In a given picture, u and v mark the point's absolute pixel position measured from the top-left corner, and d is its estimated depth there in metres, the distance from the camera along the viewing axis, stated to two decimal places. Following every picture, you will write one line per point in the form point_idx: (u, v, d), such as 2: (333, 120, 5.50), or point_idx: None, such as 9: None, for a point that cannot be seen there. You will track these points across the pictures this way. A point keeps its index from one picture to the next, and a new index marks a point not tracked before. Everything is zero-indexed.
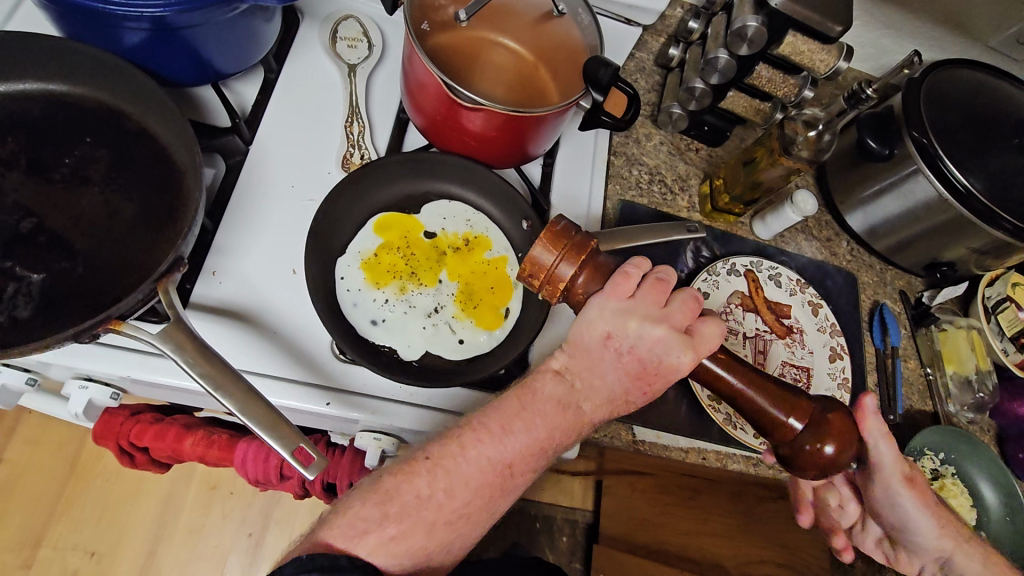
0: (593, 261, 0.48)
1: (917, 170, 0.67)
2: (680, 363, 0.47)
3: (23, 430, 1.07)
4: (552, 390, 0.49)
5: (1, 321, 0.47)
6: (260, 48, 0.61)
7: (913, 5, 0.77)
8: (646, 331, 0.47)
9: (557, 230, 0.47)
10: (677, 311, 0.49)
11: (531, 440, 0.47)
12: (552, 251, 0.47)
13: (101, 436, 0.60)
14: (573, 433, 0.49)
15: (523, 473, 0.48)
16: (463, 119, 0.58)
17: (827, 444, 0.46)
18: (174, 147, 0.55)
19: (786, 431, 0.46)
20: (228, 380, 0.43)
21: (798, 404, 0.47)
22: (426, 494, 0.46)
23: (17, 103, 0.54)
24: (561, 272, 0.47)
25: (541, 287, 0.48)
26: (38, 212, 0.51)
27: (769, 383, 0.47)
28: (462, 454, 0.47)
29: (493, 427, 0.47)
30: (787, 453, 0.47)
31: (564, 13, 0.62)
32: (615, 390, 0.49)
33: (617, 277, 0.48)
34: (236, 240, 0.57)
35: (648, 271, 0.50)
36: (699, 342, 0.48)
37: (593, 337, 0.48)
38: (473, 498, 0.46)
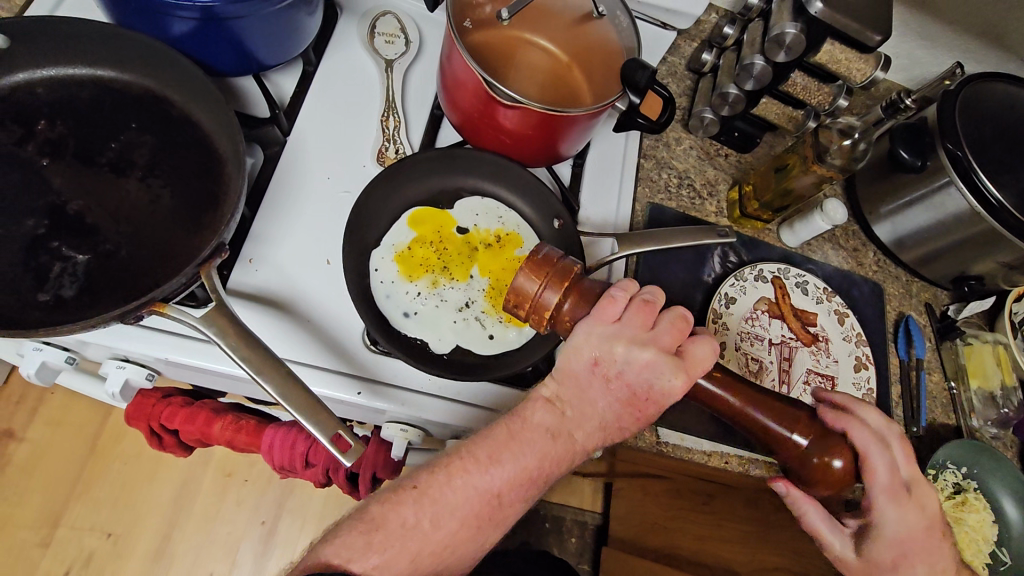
0: (578, 286, 0.46)
1: (950, 182, 0.67)
2: (671, 387, 0.46)
3: (46, 410, 1.09)
4: (542, 420, 0.49)
5: (47, 299, 0.48)
6: (301, 42, 0.62)
7: (951, 16, 0.76)
8: (635, 356, 0.47)
9: (539, 259, 0.45)
10: (664, 333, 0.48)
11: (520, 470, 0.48)
12: (536, 280, 0.45)
13: (134, 417, 0.61)
14: (565, 462, 0.49)
15: (514, 502, 0.48)
16: (499, 117, 0.59)
17: (835, 457, 0.47)
18: (217, 136, 0.56)
19: (792, 448, 0.47)
20: (268, 366, 0.44)
21: (800, 419, 0.47)
22: (412, 522, 0.46)
23: (66, 88, 0.56)
24: (546, 300, 0.45)
25: (527, 316, 0.46)
26: (84, 195, 0.52)
27: (766, 399, 0.47)
28: (450, 484, 0.47)
29: (480, 456, 0.48)
30: (797, 470, 0.48)
31: (604, 15, 0.63)
32: (606, 417, 0.49)
33: (602, 302, 0.46)
34: (272, 229, 0.58)
35: (634, 293, 0.49)
36: (690, 364, 0.47)
37: (581, 363, 0.48)
38: (459, 529, 0.47)
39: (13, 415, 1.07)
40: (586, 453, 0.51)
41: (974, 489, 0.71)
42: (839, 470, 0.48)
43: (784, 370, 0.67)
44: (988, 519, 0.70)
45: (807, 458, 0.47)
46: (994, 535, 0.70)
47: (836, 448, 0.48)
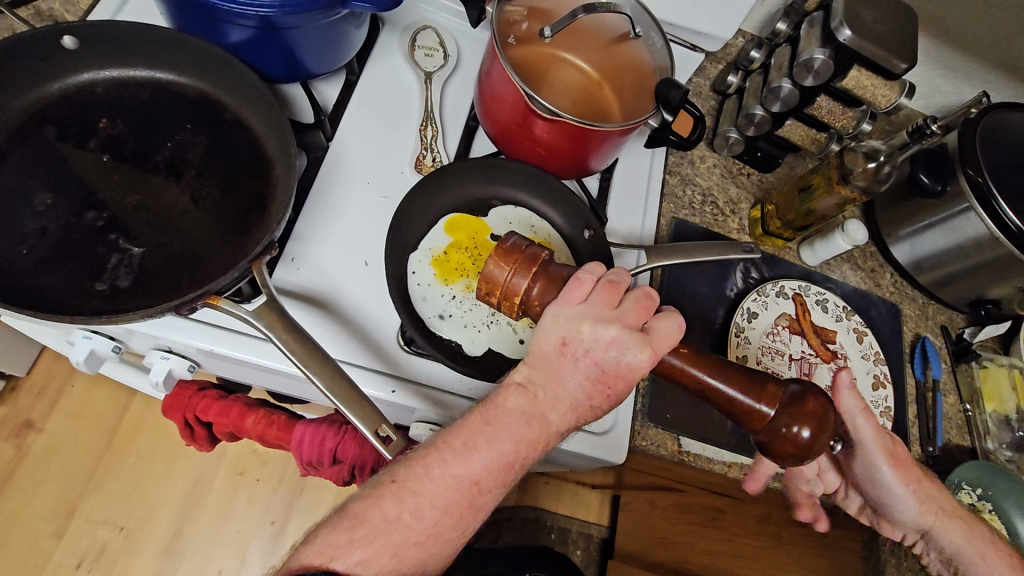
0: (546, 272, 0.49)
1: (969, 208, 0.69)
2: (638, 362, 0.47)
3: (66, 402, 1.10)
4: (515, 404, 0.48)
5: (104, 289, 0.50)
6: (347, 51, 0.64)
7: (973, 48, 0.79)
8: (601, 334, 0.48)
9: (506, 247, 0.49)
10: (629, 310, 0.49)
11: (496, 455, 0.46)
12: (505, 267, 0.49)
13: (170, 407, 0.63)
14: (541, 444, 0.48)
15: (494, 487, 0.47)
16: (535, 128, 0.61)
17: (802, 427, 0.47)
18: (267, 139, 0.58)
19: (760, 419, 0.48)
20: (316, 361, 0.46)
21: (766, 389, 0.48)
22: (394, 515, 0.44)
23: (126, 89, 0.58)
24: (515, 285, 0.49)
25: (499, 302, 0.50)
26: (140, 191, 0.54)
27: (739, 375, 0.49)
28: (428, 474, 0.45)
29: (456, 445, 0.47)
30: (765, 439, 0.49)
31: (640, 36, 0.66)
32: (578, 397, 0.49)
33: (569, 285, 0.49)
34: (314, 230, 0.60)
35: (601, 275, 0.50)
36: (657, 339, 0.48)
37: (549, 345, 0.49)
38: (441, 518, 0.45)
39: (34, 405, 1.09)
40: (561, 434, 0.50)
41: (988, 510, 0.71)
42: (805, 440, 0.48)
43: None
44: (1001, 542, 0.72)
45: (773, 427, 0.48)
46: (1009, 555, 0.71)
47: (805, 417, 0.48)
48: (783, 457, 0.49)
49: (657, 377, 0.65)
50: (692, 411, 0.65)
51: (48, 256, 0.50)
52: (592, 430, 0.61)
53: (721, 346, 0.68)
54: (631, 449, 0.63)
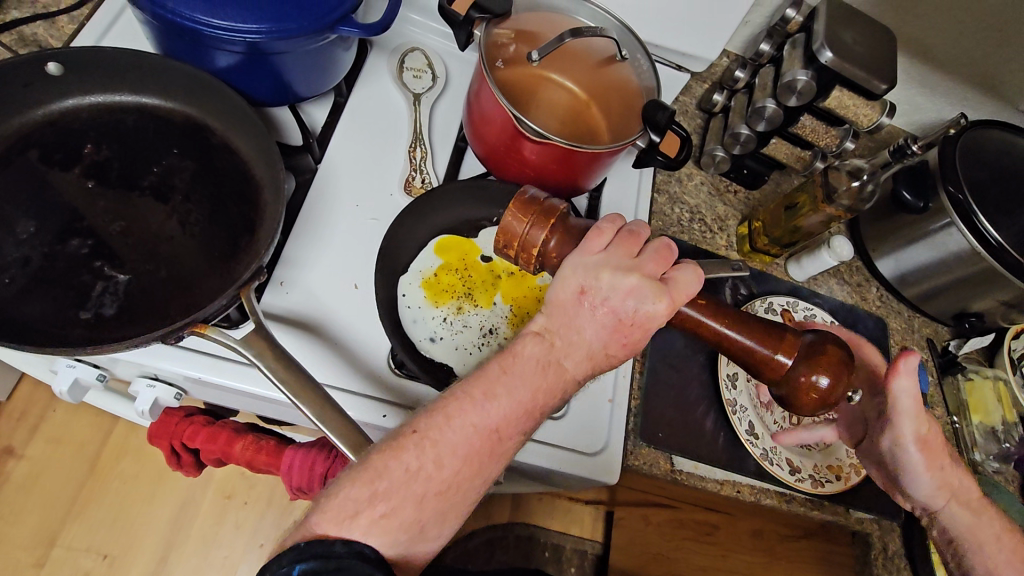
0: (564, 223, 0.50)
1: (951, 223, 0.70)
2: (655, 311, 0.47)
3: (47, 428, 1.08)
4: (532, 352, 0.48)
5: (88, 317, 0.49)
6: (335, 74, 0.64)
7: (949, 67, 0.80)
8: (620, 282, 0.47)
9: (524, 199, 0.50)
10: (649, 261, 0.49)
11: (515, 403, 0.46)
12: (522, 219, 0.49)
13: (157, 435, 0.63)
14: (557, 392, 0.48)
15: (512, 436, 0.46)
16: (524, 150, 0.61)
17: (821, 374, 0.48)
18: (255, 163, 0.58)
19: (776, 366, 0.49)
20: (306, 389, 0.46)
21: (785, 339, 0.49)
22: (416, 466, 0.43)
23: (111, 114, 0.58)
24: (533, 238, 0.49)
25: (516, 255, 0.50)
26: (127, 217, 0.54)
27: (750, 321, 0.49)
28: (448, 424, 0.45)
29: (475, 394, 0.46)
30: (786, 392, 0.49)
31: (626, 58, 0.67)
32: (595, 346, 0.48)
33: (588, 235, 0.49)
34: (303, 254, 0.60)
35: (620, 226, 0.51)
36: (675, 289, 0.48)
37: (569, 293, 0.48)
38: (462, 467, 0.44)
39: (14, 431, 1.06)
40: (576, 385, 0.49)
41: None
42: (824, 389, 0.49)
43: None
44: None
45: (792, 375, 0.49)
46: None
47: (822, 365, 0.49)
48: (805, 407, 0.50)
49: (648, 396, 0.65)
50: (685, 429, 0.65)
51: (31, 285, 0.49)
52: (585, 451, 0.60)
53: (712, 363, 0.68)
54: (624, 469, 0.63)
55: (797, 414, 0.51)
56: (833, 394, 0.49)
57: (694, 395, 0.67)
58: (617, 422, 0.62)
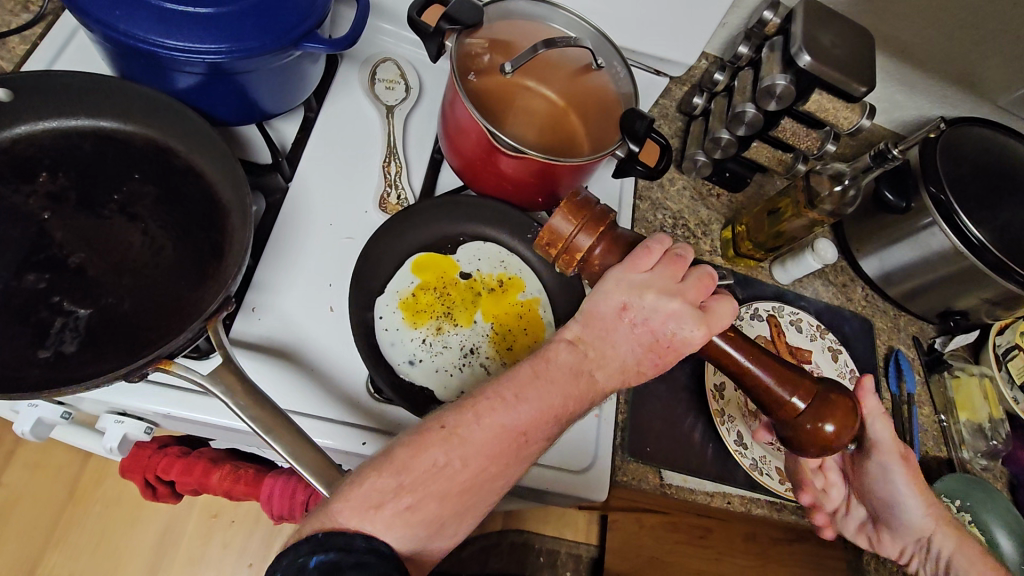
0: (611, 234, 0.50)
1: (933, 222, 0.70)
2: (693, 338, 0.45)
3: (23, 454, 1.05)
4: (565, 358, 0.45)
5: (48, 356, 0.47)
6: (304, 89, 0.62)
7: (927, 65, 0.80)
8: (662, 304, 0.46)
9: (578, 202, 0.49)
10: (692, 287, 0.47)
11: (545, 407, 0.44)
12: (572, 222, 0.49)
13: (129, 469, 0.61)
14: (585, 402, 0.46)
15: (538, 442, 0.44)
16: (500, 164, 0.60)
17: (827, 423, 0.47)
18: (221, 186, 0.56)
19: (790, 410, 0.47)
20: (278, 424, 0.44)
21: (803, 383, 0.47)
22: (442, 462, 0.41)
23: (68, 139, 0.55)
24: (579, 242, 0.49)
25: (557, 256, 0.49)
26: (86, 248, 0.51)
27: (774, 361, 0.48)
28: (477, 423, 0.42)
29: (506, 395, 0.43)
30: (790, 432, 0.48)
31: (603, 66, 0.66)
32: (628, 361, 0.46)
33: (636, 251, 0.48)
34: (275, 277, 0.58)
35: (668, 247, 0.48)
36: (713, 318, 0.46)
37: (609, 307, 0.46)
38: (486, 467, 0.42)
39: None
40: (604, 396, 0.47)
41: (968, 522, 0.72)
42: (829, 435, 0.47)
43: None
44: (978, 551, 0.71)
45: (798, 422, 0.47)
46: None
47: (833, 415, 0.47)
48: (806, 451, 0.49)
49: (635, 410, 0.64)
50: (674, 441, 0.64)
51: None
52: (572, 469, 0.59)
53: (699, 373, 0.68)
54: (612, 484, 0.62)
55: (796, 455, 0.50)
56: (836, 441, 0.48)
57: (682, 407, 0.66)
58: (604, 438, 0.61)
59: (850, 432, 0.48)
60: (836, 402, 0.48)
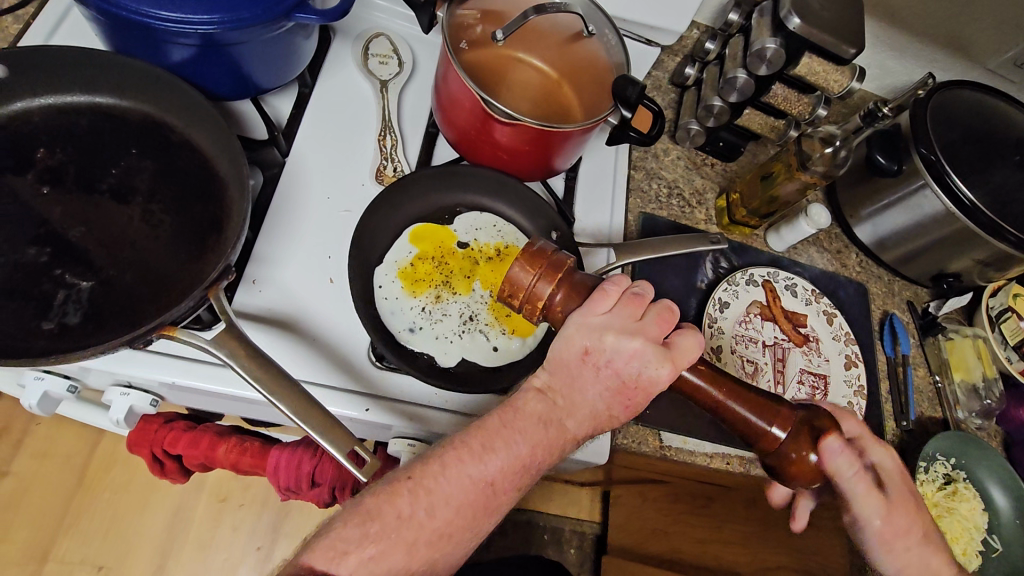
0: (570, 280, 0.46)
1: (925, 184, 0.71)
2: (658, 377, 0.45)
3: (30, 443, 1.06)
4: (534, 408, 0.46)
5: (52, 328, 0.48)
6: (297, 64, 0.63)
7: (918, 29, 0.80)
8: (624, 345, 0.45)
9: (534, 251, 0.46)
10: (652, 325, 0.47)
11: (513, 457, 0.45)
12: (530, 271, 0.45)
13: (136, 443, 0.61)
14: (557, 450, 0.46)
15: (508, 491, 0.45)
16: (495, 134, 0.60)
17: (810, 452, 0.44)
18: (218, 158, 0.56)
19: (770, 440, 0.44)
20: (281, 386, 0.45)
21: (780, 412, 0.45)
22: (408, 513, 0.42)
23: (65, 115, 0.56)
24: (539, 291, 0.45)
25: (520, 306, 0.46)
26: (87, 222, 0.52)
27: (751, 393, 0.45)
28: (444, 474, 0.44)
29: (473, 445, 0.45)
30: (773, 462, 0.45)
31: (593, 34, 0.65)
32: (597, 406, 0.47)
33: (594, 295, 0.46)
34: (275, 250, 0.59)
35: (625, 287, 0.48)
36: (679, 353, 0.45)
37: (572, 353, 0.46)
38: (454, 518, 0.43)
39: None
40: (577, 442, 0.48)
41: (963, 479, 0.73)
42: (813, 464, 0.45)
43: (779, 370, 0.69)
44: (977, 508, 0.73)
45: (780, 452, 0.44)
46: (983, 522, 0.73)
47: (815, 442, 0.45)
48: (792, 482, 0.46)
49: None
50: (671, 404, 0.65)
51: None
52: None
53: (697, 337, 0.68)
54: (613, 448, 0.63)
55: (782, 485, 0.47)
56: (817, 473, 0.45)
57: None
58: None
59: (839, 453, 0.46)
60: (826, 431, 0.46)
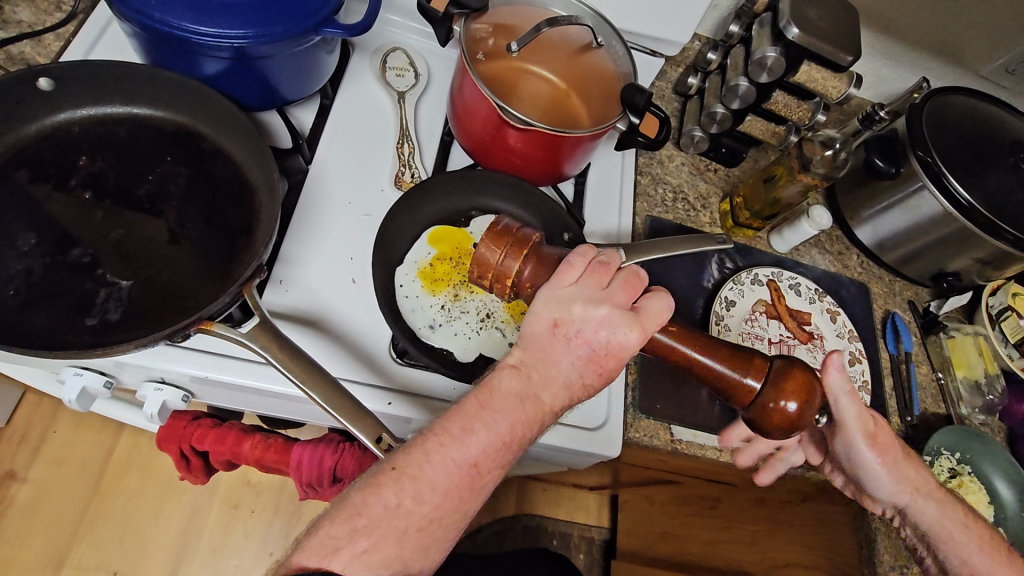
0: (535, 254, 0.51)
1: (923, 186, 0.73)
2: (628, 340, 0.47)
3: (47, 450, 1.07)
4: (509, 385, 0.47)
5: (95, 324, 0.50)
6: (321, 77, 0.66)
7: (912, 39, 0.84)
8: (592, 314, 0.48)
9: (498, 230, 0.51)
10: (618, 291, 0.49)
11: (495, 436, 0.45)
12: (496, 249, 0.50)
13: (165, 439, 0.64)
14: (535, 424, 0.47)
15: (492, 469, 0.46)
16: (508, 140, 0.63)
17: (787, 400, 0.47)
18: (247, 165, 0.59)
19: (747, 392, 0.48)
20: (311, 377, 0.47)
21: (752, 363, 0.49)
22: (395, 503, 0.42)
23: (104, 125, 0.59)
24: (506, 268, 0.50)
25: (491, 284, 0.52)
26: (125, 225, 0.55)
27: (725, 349, 0.49)
28: (428, 460, 0.44)
29: (453, 429, 0.45)
30: (753, 414, 0.48)
31: (602, 45, 0.69)
32: (571, 377, 0.48)
33: (560, 268, 0.49)
34: (301, 252, 0.61)
35: (592, 257, 0.51)
36: (646, 318, 0.48)
37: (541, 326, 0.49)
38: (442, 502, 0.43)
39: (14, 455, 1.06)
40: (555, 414, 0.49)
41: (968, 473, 0.74)
42: (793, 414, 0.47)
43: None
44: (983, 500, 0.74)
45: (759, 400, 0.48)
46: (990, 514, 0.74)
47: (789, 389, 0.47)
48: (772, 433, 0.49)
49: (643, 370, 0.67)
50: (680, 399, 0.67)
51: (37, 295, 0.51)
52: (586, 426, 0.62)
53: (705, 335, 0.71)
54: (625, 442, 0.65)
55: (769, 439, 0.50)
56: (798, 418, 0.47)
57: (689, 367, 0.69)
58: (616, 397, 0.63)
59: (815, 402, 0.48)
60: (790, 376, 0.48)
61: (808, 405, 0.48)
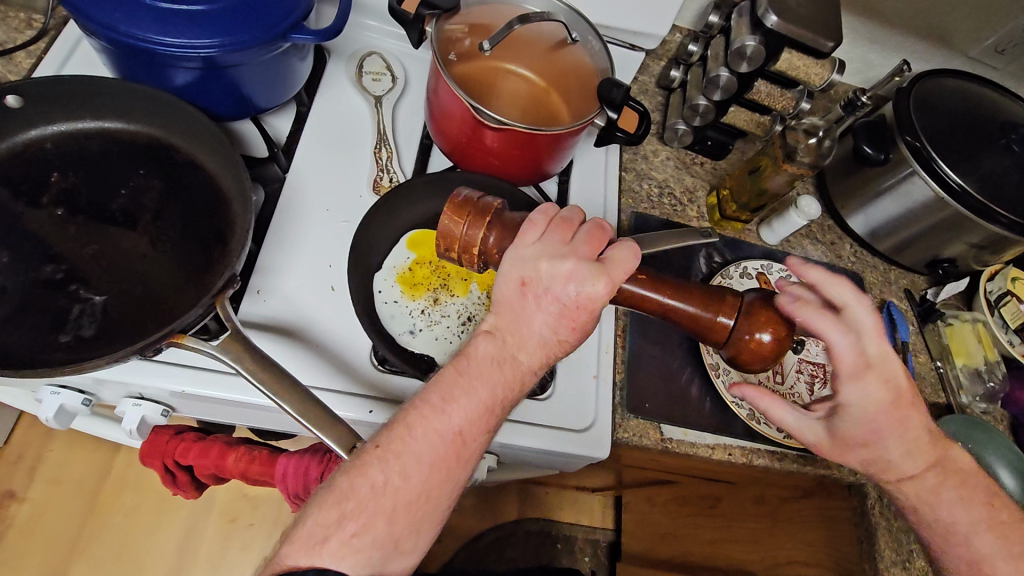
0: (500, 220, 0.50)
1: (912, 172, 0.72)
2: (596, 292, 0.46)
3: (44, 469, 1.07)
4: (484, 350, 0.47)
5: (68, 340, 0.50)
6: (294, 84, 0.65)
7: (897, 22, 0.82)
8: (557, 269, 0.46)
9: (458, 202, 0.50)
10: (583, 243, 0.48)
11: (476, 402, 0.45)
12: (459, 221, 0.49)
13: (148, 455, 0.63)
14: (517, 384, 0.47)
15: (477, 435, 0.45)
16: (484, 139, 0.62)
17: (761, 331, 0.49)
18: (220, 174, 0.59)
19: (720, 329, 0.50)
20: (284, 387, 0.46)
21: (723, 302, 0.50)
22: (382, 481, 0.42)
23: (77, 140, 0.59)
24: (472, 236, 0.49)
25: (459, 256, 0.50)
26: (98, 239, 0.54)
27: (695, 289, 0.51)
28: (411, 434, 0.43)
29: (434, 400, 0.44)
30: (732, 351, 0.50)
31: (576, 41, 0.67)
32: (545, 335, 0.47)
33: (523, 228, 0.48)
34: (278, 260, 0.61)
35: (554, 215, 0.50)
36: (612, 266, 0.47)
37: (510, 287, 0.48)
38: (430, 475, 0.43)
39: (12, 476, 1.06)
40: (536, 375, 0.48)
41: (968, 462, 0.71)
42: (768, 344, 0.49)
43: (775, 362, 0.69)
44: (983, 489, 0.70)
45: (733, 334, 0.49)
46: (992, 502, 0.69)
47: (763, 322, 0.49)
48: (752, 365, 0.50)
49: (631, 369, 0.66)
50: (669, 396, 0.66)
51: (9, 313, 0.50)
52: (574, 428, 0.61)
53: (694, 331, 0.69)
54: (614, 442, 0.64)
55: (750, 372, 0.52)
56: (776, 349, 0.49)
57: (678, 364, 0.68)
58: (603, 398, 0.62)
59: (790, 331, 0.50)
60: (762, 309, 0.49)
61: (784, 331, 0.50)
